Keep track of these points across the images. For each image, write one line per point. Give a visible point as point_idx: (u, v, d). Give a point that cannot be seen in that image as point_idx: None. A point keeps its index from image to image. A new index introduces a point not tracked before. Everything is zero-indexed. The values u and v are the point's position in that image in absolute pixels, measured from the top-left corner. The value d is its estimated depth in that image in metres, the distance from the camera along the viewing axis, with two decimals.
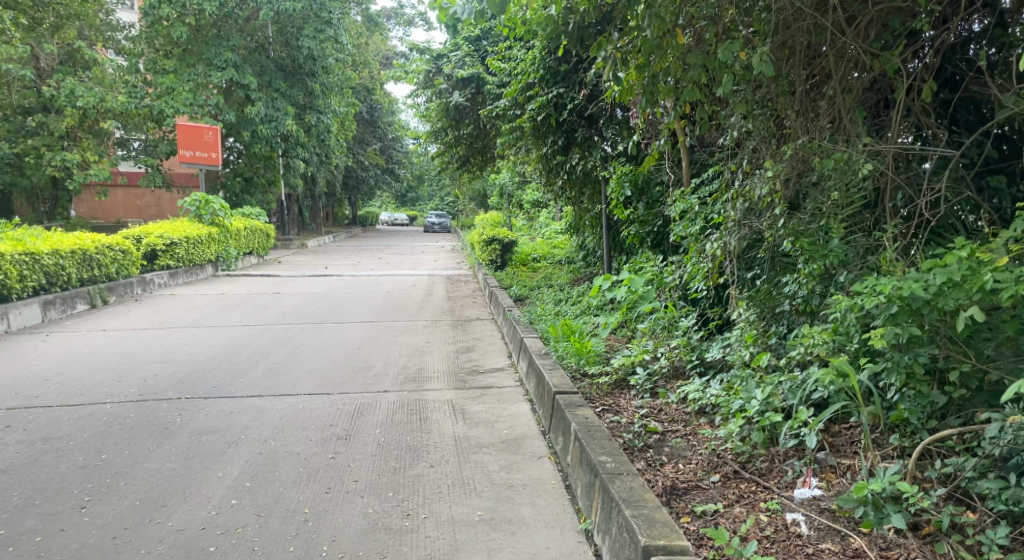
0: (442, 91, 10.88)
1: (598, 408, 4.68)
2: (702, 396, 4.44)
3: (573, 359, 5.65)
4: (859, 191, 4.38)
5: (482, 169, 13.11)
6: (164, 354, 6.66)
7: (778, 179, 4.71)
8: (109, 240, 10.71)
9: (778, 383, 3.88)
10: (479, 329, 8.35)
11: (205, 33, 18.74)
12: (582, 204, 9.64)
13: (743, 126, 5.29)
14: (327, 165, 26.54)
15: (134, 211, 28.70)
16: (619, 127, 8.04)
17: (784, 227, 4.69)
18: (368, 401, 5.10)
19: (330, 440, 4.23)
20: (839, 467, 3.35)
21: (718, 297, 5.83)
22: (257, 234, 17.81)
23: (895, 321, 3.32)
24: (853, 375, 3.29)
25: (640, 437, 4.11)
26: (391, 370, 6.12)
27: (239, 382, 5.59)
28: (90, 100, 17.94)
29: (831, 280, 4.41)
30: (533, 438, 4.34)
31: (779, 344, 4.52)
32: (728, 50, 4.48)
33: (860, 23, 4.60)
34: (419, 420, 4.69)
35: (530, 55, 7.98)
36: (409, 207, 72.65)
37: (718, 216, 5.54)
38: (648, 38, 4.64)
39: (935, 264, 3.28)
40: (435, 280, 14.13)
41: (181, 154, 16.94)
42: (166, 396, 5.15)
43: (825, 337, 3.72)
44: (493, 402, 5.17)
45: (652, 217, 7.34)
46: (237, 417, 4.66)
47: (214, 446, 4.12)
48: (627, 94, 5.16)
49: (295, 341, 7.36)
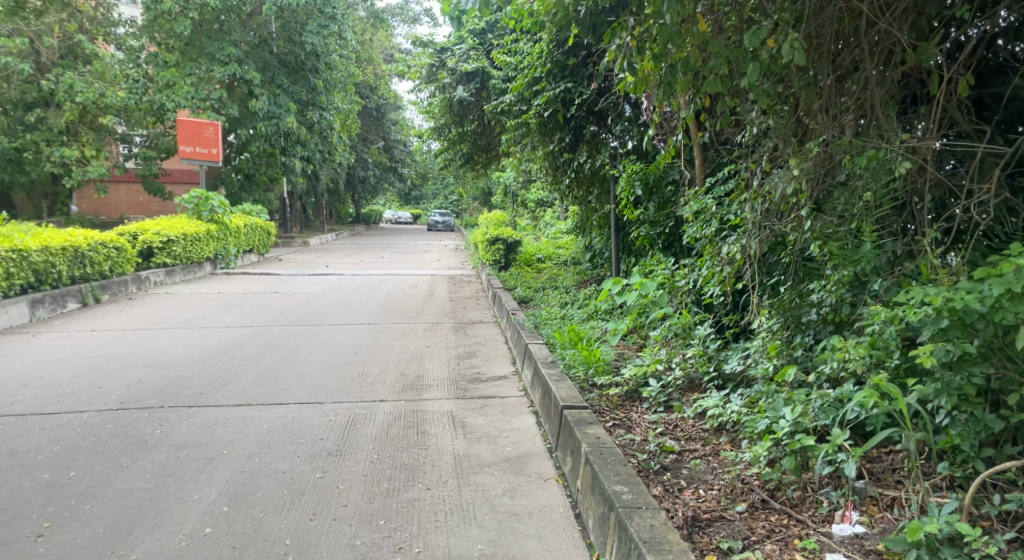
0: (446, 86, 10.51)
1: (608, 423, 4.37)
2: (722, 412, 4.11)
3: (580, 368, 5.32)
4: (893, 192, 4.06)
5: (487, 167, 12.77)
6: (152, 357, 6.32)
7: (804, 178, 4.42)
8: (103, 237, 10.36)
9: (808, 401, 3.54)
10: (482, 332, 8.02)
11: (207, 28, 18.40)
12: (590, 204, 9.31)
13: (764, 122, 4.99)
14: (330, 163, 26.22)
15: (137, 206, 28.56)
16: (629, 124, 7.78)
17: (811, 230, 4.36)
18: (362, 411, 4.78)
19: (319, 457, 3.89)
20: (883, 498, 3.02)
21: (734, 302, 5.50)
22: (258, 231, 17.48)
23: (945, 337, 3.01)
24: (900, 397, 2.94)
25: (655, 458, 3.79)
26: (389, 377, 5.78)
27: (226, 389, 5.26)
28: (90, 95, 17.54)
29: (863, 288, 4.08)
30: (539, 456, 4.01)
31: (807, 357, 4.16)
32: (754, 36, 4.11)
33: (897, 8, 4.22)
34: (416, 434, 4.36)
35: (537, 47, 7.61)
36: (411, 204, 72.26)
37: (735, 217, 5.19)
38: (666, 25, 4.29)
39: (989, 273, 2.97)
40: (437, 280, 13.78)
41: (180, 150, 16.61)
42: (147, 404, 4.82)
43: (862, 352, 3.39)
44: (495, 414, 4.83)
45: (664, 218, 6.99)
46: (221, 429, 4.33)
47: (192, 462, 3.78)
48: (642, 86, 4.84)
49: (289, 344, 7.03)
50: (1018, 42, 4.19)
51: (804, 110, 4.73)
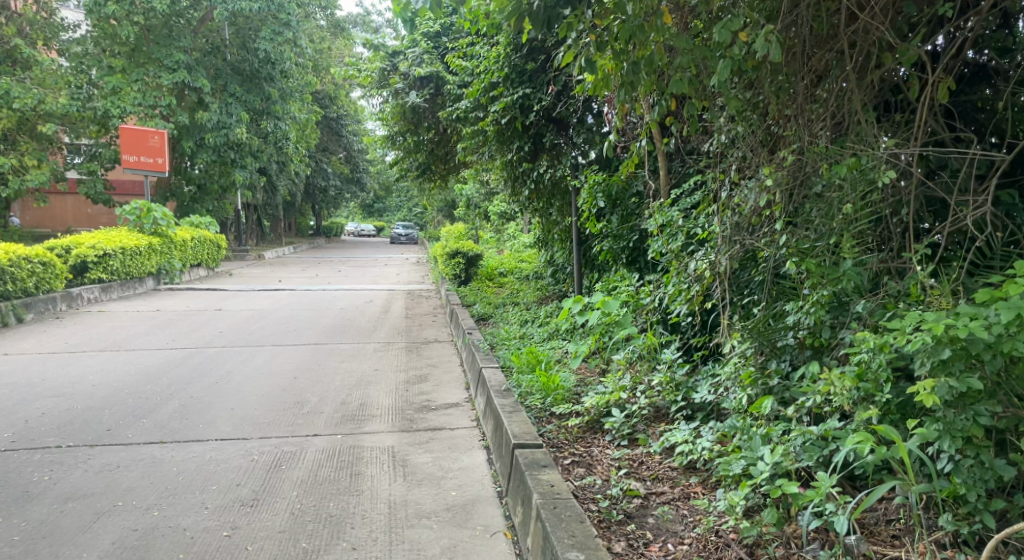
0: (399, 92, 10.04)
1: (567, 461, 3.92)
2: (692, 449, 3.68)
3: (538, 397, 4.90)
4: (873, 205, 3.69)
5: (446, 179, 12.31)
6: (63, 385, 5.69)
7: (776, 189, 4.05)
8: (27, 251, 9.63)
9: (789, 440, 3.13)
10: (435, 353, 7.54)
11: (155, 34, 17.71)
12: (551, 216, 8.86)
13: (731, 130, 4.62)
14: (286, 174, 25.48)
15: (85, 219, 27.51)
16: (591, 132, 7.41)
17: (785, 245, 3.98)
18: (291, 449, 4.26)
19: (230, 510, 3.40)
20: (880, 558, 2.59)
21: (702, 322, 5.10)
22: (207, 243, 16.71)
23: (946, 370, 2.60)
24: (901, 443, 2.51)
25: (617, 504, 3.35)
26: (329, 405, 5.27)
27: (140, 424, 4.69)
28: (28, 101, 16.44)
29: (843, 310, 3.68)
30: (487, 503, 3.53)
31: (784, 386, 3.72)
32: (724, 29, 3.73)
33: (875, 6, 3.85)
34: (350, 476, 3.86)
35: (493, 52, 7.24)
36: (374, 215, 71.49)
37: (703, 232, 4.82)
38: (628, 20, 3.91)
39: (992, 296, 2.60)
40: (394, 295, 13.25)
41: (125, 159, 15.89)
42: (44, 444, 4.25)
43: (848, 385, 2.97)
44: (442, 450, 4.34)
45: (627, 232, 6.57)
46: (123, 473, 3.82)
47: (77, 519, 3.30)
48: (602, 87, 4.42)
49: (222, 369, 6.45)
50: (980, 52, 3.89)
51: (775, 117, 4.36)
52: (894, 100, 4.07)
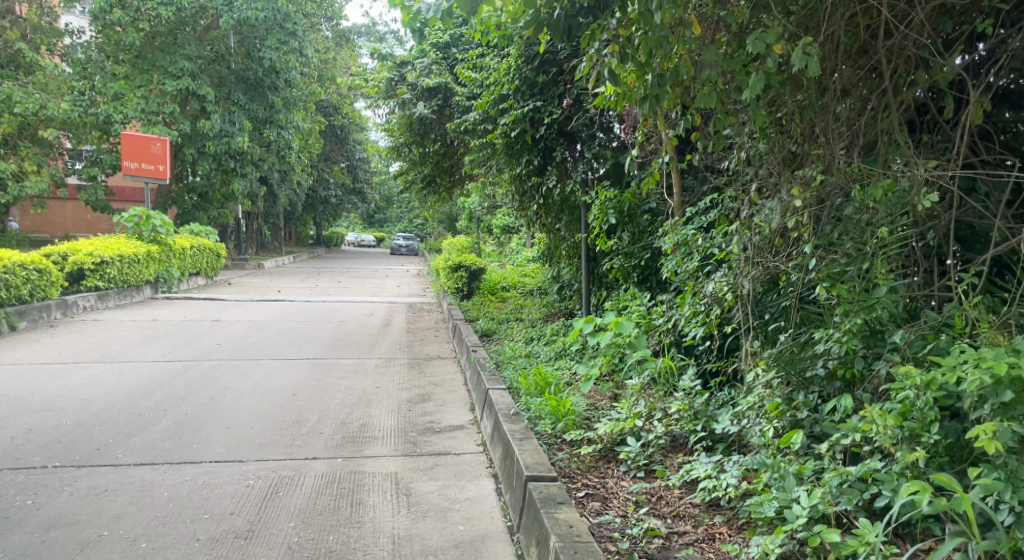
0: (405, 102, 9.78)
1: (580, 494, 3.69)
2: (716, 485, 3.44)
3: (548, 423, 4.65)
4: (907, 229, 3.49)
5: (450, 193, 12.15)
6: (53, 399, 5.46)
7: (804, 209, 3.85)
8: (23, 257, 9.42)
9: (828, 483, 2.89)
10: (438, 371, 7.31)
11: (160, 41, 17.64)
12: (558, 232, 8.52)
13: (753, 146, 4.44)
14: (288, 183, 25.33)
15: (85, 225, 27.38)
16: (602, 147, 7.25)
17: (815, 269, 3.77)
18: (289, 473, 4.03)
19: (224, 542, 3.18)
20: None
21: (719, 346, 4.88)
22: (207, 252, 16.51)
23: (1008, 414, 2.41)
24: (963, 495, 2.28)
25: (639, 546, 3.11)
26: (329, 426, 5.06)
27: (132, 442, 4.47)
28: (30, 105, 16.20)
29: (877, 339, 3.47)
30: (497, 541, 3.30)
31: (814, 420, 3.50)
32: (757, 41, 3.55)
33: (912, 21, 3.63)
34: (350, 505, 3.64)
35: (504, 63, 7.11)
36: (375, 226, 71.45)
37: (723, 251, 4.61)
38: (654, 30, 3.71)
39: None
40: (395, 308, 13.02)
41: (126, 165, 15.61)
42: (29, 464, 4.03)
43: (893, 423, 2.75)
44: (447, 478, 4.10)
45: (639, 249, 6.38)
46: (111, 498, 3.59)
47: (59, 550, 3.08)
48: (624, 99, 4.23)
49: (220, 384, 6.22)
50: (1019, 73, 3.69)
51: (800, 136, 4.17)
52: (919, 121, 3.86)
